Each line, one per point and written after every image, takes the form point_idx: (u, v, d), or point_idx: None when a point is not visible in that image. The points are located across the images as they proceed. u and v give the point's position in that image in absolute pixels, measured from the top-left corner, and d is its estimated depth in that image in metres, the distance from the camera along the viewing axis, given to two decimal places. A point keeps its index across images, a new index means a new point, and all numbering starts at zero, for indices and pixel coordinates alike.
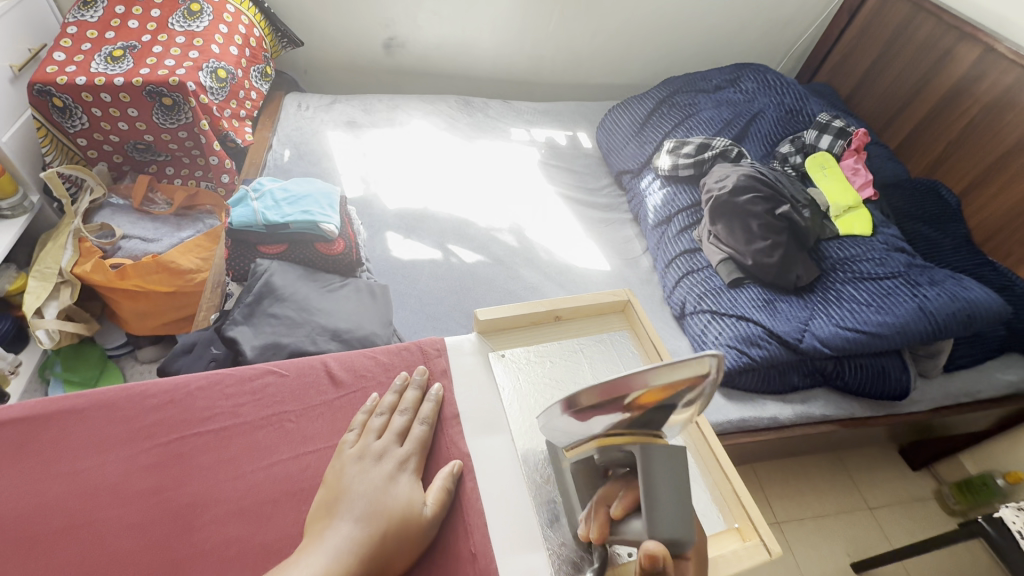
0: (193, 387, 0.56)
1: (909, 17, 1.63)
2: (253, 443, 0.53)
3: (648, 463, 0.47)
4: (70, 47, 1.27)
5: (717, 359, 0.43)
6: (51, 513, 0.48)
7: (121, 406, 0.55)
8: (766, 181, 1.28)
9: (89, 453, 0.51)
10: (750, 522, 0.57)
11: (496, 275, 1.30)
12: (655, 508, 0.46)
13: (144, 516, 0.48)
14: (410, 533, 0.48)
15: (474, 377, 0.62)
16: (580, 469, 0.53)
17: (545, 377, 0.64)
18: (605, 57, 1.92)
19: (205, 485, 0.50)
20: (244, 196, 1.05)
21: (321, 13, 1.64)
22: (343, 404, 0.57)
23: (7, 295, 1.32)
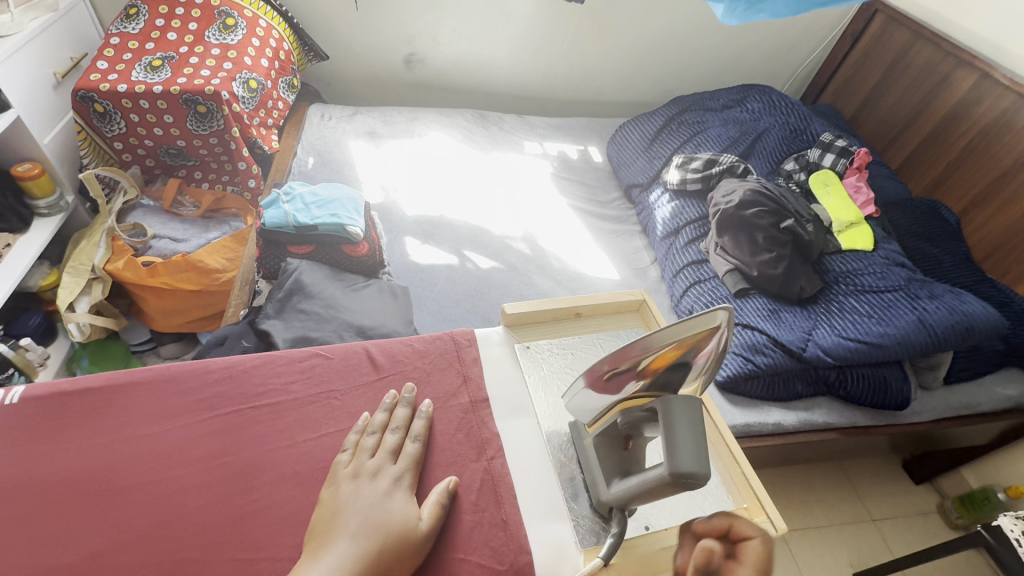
0: (246, 366, 0.61)
1: (908, 44, 1.69)
2: (304, 416, 0.58)
3: (665, 410, 0.49)
4: (113, 56, 1.34)
5: (725, 310, 0.47)
6: (122, 470, 0.52)
7: (182, 379, 0.59)
8: (771, 195, 1.33)
9: (155, 420, 0.56)
10: (757, 502, 0.59)
11: (510, 281, 1.35)
12: (671, 445, 0.48)
13: (207, 477, 0.53)
14: (405, 551, 0.48)
15: (502, 365, 0.66)
16: (602, 441, 0.56)
17: (568, 367, 0.67)
18: (616, 76, 1.99)
19: (261, 451, 0.55)
20: (276, 199, 1.10)
21: (347, 29, 1.72)
22: (385, 385, 0.61)
23: (40, 290, 1.38)
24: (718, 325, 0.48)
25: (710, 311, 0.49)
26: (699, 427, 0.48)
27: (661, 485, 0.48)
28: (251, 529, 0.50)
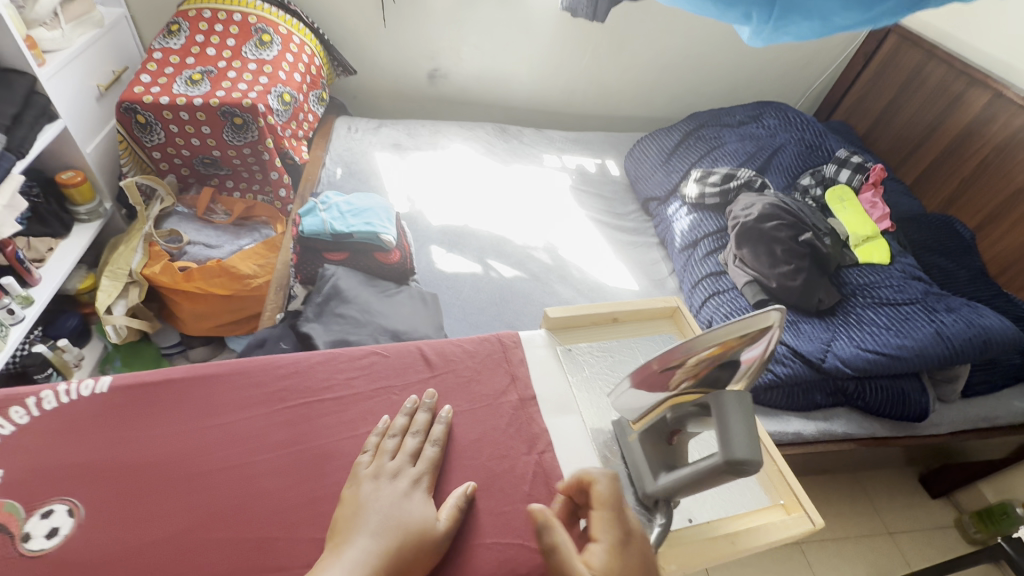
0: (310, 362, 0.64)
1: (920, 63, 1.74)
2: (367, 410, 0.61)
3: (718, 403, 0.51)
4: (155, 70, 1.40)
5: (780, 313, 0.49)
6: (207, 453, 0.56)
7: (252, 373, 0.62)
8: (789, 209, 1.37)
9: (231, 409, 0.59)
10: (795, 498, 0.59)
11: (532, 290, 1.38)
12: (726, 433, 0.50)
13: (282, 464, 0.56)
14: (424, 549, 0.48)
15: (548, 367, 0.68)
16: (647, 439, 0.58)
17: (606, 367, 0.70)
18: (633, 92, 2.04)
19: (329, 441, 0.58)
20: (314, 207, 1.14)
21: (374, 46, 1.79)
22: (437, 381, 0.64)
23: (77, 293, 1.43)
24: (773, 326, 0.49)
25: (764, 311, 0.50)
26: (751, 419, 0.50)
27: (715, 472, 0.50)
28: (327, 511, 0.53)
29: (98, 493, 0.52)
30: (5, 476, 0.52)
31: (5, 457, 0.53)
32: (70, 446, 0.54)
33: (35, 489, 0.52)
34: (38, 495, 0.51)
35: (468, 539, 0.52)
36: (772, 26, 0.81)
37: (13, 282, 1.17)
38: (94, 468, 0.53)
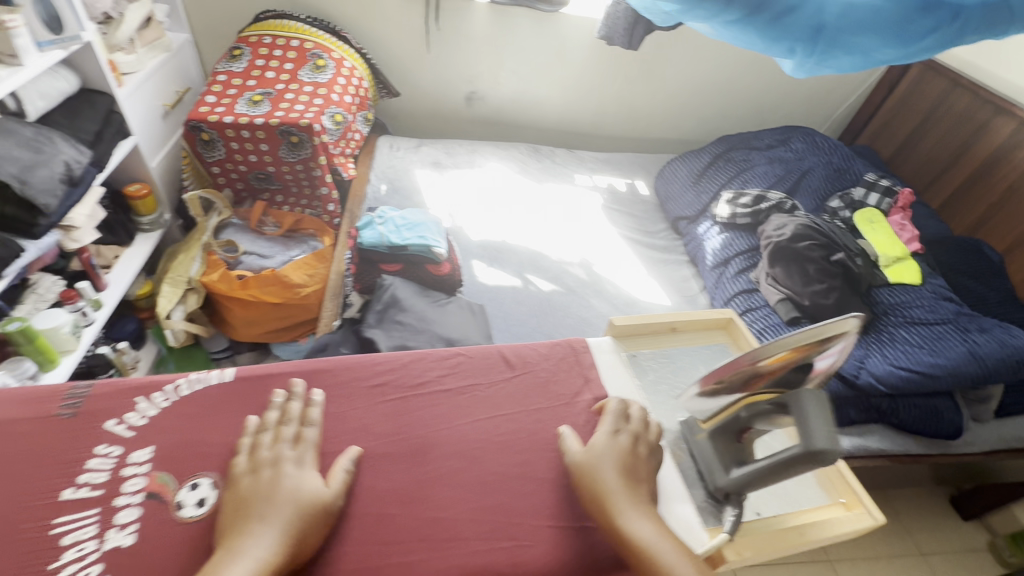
0: (406, 360, 0.62)
1: (946, 92, 1.79)
2: (459, 402, 0.59)
3: (797, 402, 0.53)
4: (219, 92, 1.50)
5: (858, 319, 0.52)
6: (326, 440, 0.54)
7: (352, 368, 0.61)
8: (821, 230, 1.41)
9: (346, 398, 0.58)
10: (856, 496, 0.61)
11: (570, 303, 1.43)
12: (805, 425, 0.52)
13: (388, 450, 0.54)
14: (316, 528, 0.46)
15: (619, 372, 0.68)
16: (718, 436, 0.60)
17: (670, 374, 0.71)
18: (660, 117, 2.12)
19: (429, 429, 0.56)
20: (371, 221, 1.22)
21: (417, 70, 1.88)
22: (521, 381, 0.63)
23: (135, 299, 1.50)
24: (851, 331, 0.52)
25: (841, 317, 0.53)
26: (829, 412, 0.52)
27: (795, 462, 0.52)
28: (435, 494, 0.51)
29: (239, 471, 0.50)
30: (155, 452, 0.51)
31: (153, 435, 0.52)
32: (208, 426, 0.53)
33: (181, 463, 0.50)
34: (184, 469, 0.50)
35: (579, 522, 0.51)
36: (814, 59, 0.88)
37: (86, 286, 1.24)
38: (235, 448, 0.52)
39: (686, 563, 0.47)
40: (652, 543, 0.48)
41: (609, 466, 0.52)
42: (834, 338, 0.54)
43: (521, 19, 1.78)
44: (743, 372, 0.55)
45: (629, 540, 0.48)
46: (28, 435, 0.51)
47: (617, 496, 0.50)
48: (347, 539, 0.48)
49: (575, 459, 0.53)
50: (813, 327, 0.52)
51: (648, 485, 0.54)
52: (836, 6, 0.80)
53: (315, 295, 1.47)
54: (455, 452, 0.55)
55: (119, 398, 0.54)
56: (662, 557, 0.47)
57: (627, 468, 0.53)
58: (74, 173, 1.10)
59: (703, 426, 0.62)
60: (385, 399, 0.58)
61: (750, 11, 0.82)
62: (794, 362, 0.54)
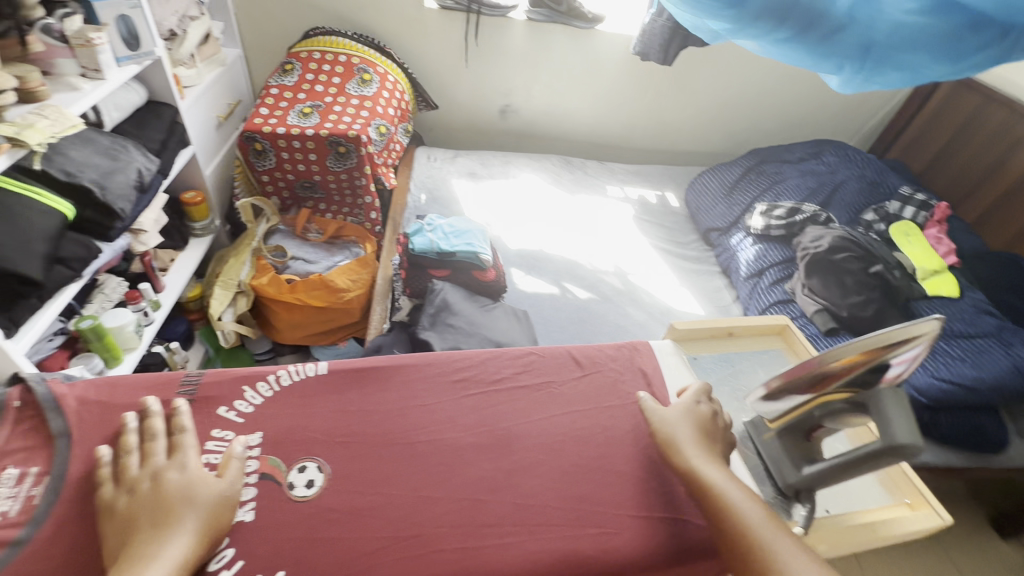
0: (484, 357, 0.67)
1: (980, 107, 1.80)
2: (536, 399, 0.63)
3: (877, 402, 0.55)
4: (272, 104, 1.56)
5: (938, 321, 0.53)
6: (417, 430, 0.57)
7: (433, 364, 0.65)
8: (859, 242, 1.43)
9: (432, 392, 0.61)
10: (921, 497, 0.64)
11: (607, 311, 1.46)
12: (887, 424, 0.54)
13: (475, 441, 0.58)
14: (220, 516, 0.47)
15: (682, 373, 0.72)
16: (787, 435, 0.63)
17: (730, 376, 0.75)
18: (689, 130, 2.16)
19: (511, 423, 0.60)
20: (421, 229, 1.27)
21: (454, 84, 1.95)
22: (591, 379, 0.67)
23: (185, 301, 1.56)
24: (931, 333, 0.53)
25: (921, 320, 0.54)
26: (908, 413, 0.55)
27: (875, 456, 0.55)
28: (523, 483, 0.55)
29: (340, 456, 0.54)
30: (263, 438, 0.55)
31: (260, 423, 0.56)
32: (309, 414, 0.57)
33: (288, 448, 0.54)
34: (291, 453, 0.54)
35: (657, 513, 0.55)
36: (862, 76, 0.91)
37: (147, 287, 1.30)
38: (336, 435, 0.56)
39: (756, 509, 0.51)
40: (725, 491, 0.53)
41: (686, 428, 0.59)
42: (906, 341, 0.54)
43: (557, 36, 1.84)
44: (806, 376, 0.56)
45: (705, 486, 0.53)
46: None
47: (694, 453, 0.56)
48: (445, 522, 0.51)
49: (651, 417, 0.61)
50: (883, 332, 0.53)
51: (723, 454, 0.59)
52: (885, 24, 0.84)
53: (358, 299, 1.54)
54: (536, 445, 0.59)
55: (226, 387, 0.59)
56: (733, 503, 0.52)
57: (703, 432, 0.59)
58: (144, 180, 1.16)
59: (770, 426, 0.65)
60: (468, 393, 0.62)
61: (802, 29, 0.86)
62: (861, 367, 0.55)
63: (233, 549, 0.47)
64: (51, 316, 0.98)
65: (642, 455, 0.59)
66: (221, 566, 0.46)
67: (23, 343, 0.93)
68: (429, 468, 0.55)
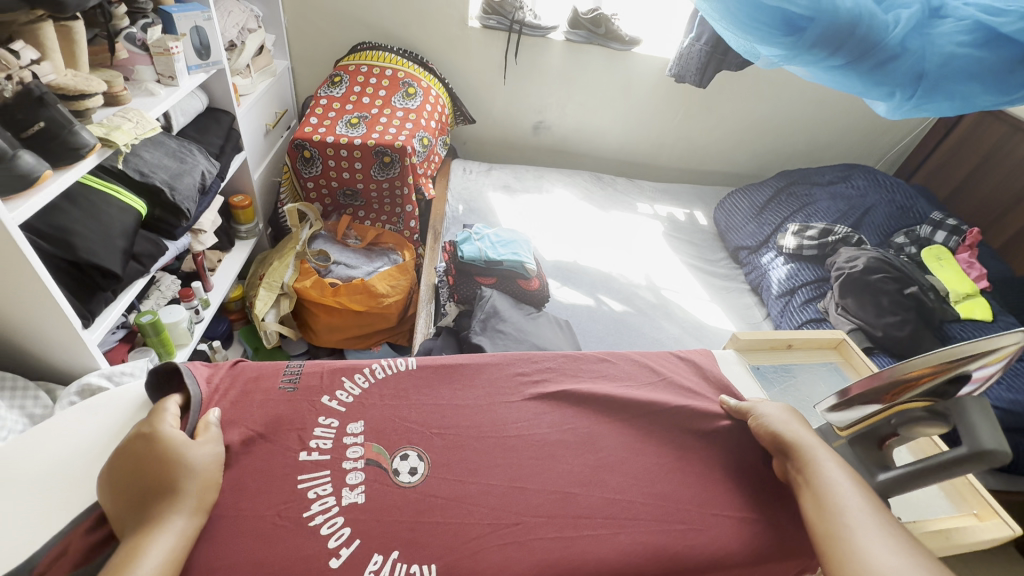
0: (560, 361, 0.75)
1: (1007, 136, 1.83)
2: (612, 401, 0.70)
3: (960, 410, 0.58)
4: (321, 114, 1.61)
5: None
6: (508, 426, 0.65)
7: (516, 366, 0.73)
8: (894, 264, 1.46)
9: (519, 391, 0.70)
10: (988, 508, 0.69)
11: (642, 324, 1.48)
12: (973, 431, 0.56)
13: (561, 438, 0.65)
14: (206, 475, 0.54)
15: (749, 381, 0.79)
16: (858, 441, 0.67)
17: (791, 387, 0.82)
18: (718, 150, 2.20)
19: (592, 421, 0.67)
20: (469, 237, 1.31)
21: (491, 100, 2.01)
22: (659, 385, 0.73)
23: (227, 301, 1.59)
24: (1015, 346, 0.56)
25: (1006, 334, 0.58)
26: (995, 422, 0.57)
27: (958, 462, 0.57)
28: (608, 477, 0.61)
29: (437, 447, 0.62)
30: (365, 427, 0.63)
31: (361, 412, 0.64)
32: (407, 406, 0.66)
33: (389, 439, 0.62)
34: (393, 443, 0.61)
35: (728, 512, 0.61)
36: (912, 104, 0.93)
37: (199, 285, 1.33)
38: (432, 427, 0.63)
39: (855, 489, 0.56)
40: (828, 471, 0.58)
41: (792, 419, 0.65)
42: (976, 355, 0.58)
43: (593, 56, 1.90)
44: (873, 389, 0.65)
45: (809, 465, 0.59)
46: (264, 401, 0.64)
47: (808, 439, 0.62)
48: (542, 512, 0.57)
49: (753, 412, 0.67)
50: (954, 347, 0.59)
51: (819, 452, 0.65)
52: (937, 56, 0.88)
53: (396, 305, 1.59)
54: (617, 444, 0.65)
55: (329, 378, 0.68)
56: (831, 482, 0.57)
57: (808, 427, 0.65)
58: (206, 183, 1.21)
59: (841, 434, 0.70)
60: (546, 392, 0.70)
61: (856, 58, 0.90)
62: (936, 379, 0.60)
63: (349, 528, 0.54)
64: (122, 308, 1.03)
65: (707, 457, 0.66)
66: (340, 544, 0.52)
67: (97, 334, 0.97)
68: (518, 462, 0.62)
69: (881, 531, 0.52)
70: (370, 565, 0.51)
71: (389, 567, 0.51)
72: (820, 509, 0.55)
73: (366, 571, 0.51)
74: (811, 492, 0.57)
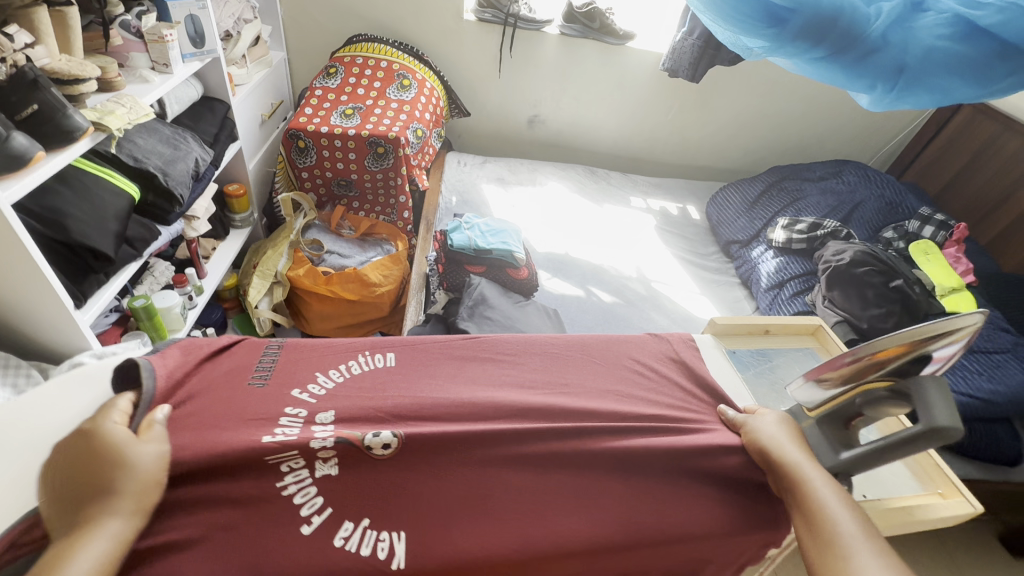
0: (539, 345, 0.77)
1: (997, 134, 1.84)
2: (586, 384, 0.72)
3: (919, 389, 0.61)
4: (316, 105, 1.63)
5: (981, 313, 0.58)
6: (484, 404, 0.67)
7: None
8: (880, 257, 1.47)
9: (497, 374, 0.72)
10: (952, 487, 0.73)
11: (631, 314, 1.50)
12: (928, 408, 0.59)
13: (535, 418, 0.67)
14: (149, 474, 0.55)
15: (723, 363, 0.86)
16: (826, 422, 0.69)
17: (768, 369, 0.88)
18: (711, 145, 2.22)
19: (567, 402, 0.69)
20: (459, 226, 1.33)
21: (486, 93, 2.02)
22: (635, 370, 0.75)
23: (222, 289, 1.61)
24: (974, 324, 0.59)
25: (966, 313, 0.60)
26: (950, 401, 0.59)
27: (913, 438, 0.59)
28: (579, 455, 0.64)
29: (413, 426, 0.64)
30: (333, 417, 0.68)
31: (331, 403, 0.70)
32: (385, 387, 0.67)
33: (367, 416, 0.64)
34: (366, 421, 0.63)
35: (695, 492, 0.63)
36: (894, 95, 0.95)
37: (193, 272, 1.35)
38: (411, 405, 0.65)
39: (844, 508, 0.58)
40: (817, 488, 0.61)
41: (784, 432, 0.68)
42: (939, 334, 0.60)
43: (588, 51, 1.91)
44: (844, 371, 0.66)
45: (800, 480, 0.62)
46: (232, 395, 0.68)
47: (797, 457, 0.64)
48: None
49: (748, 427, 0.71)
50: (918, 325, 0.61)
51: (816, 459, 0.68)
52: (919, 49, 0.89)
53: (388, 294, 1.61)
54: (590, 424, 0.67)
55: (300, 376, 0.74)
56: (822, 500, 0.59)
57: (801, 439, 0.68)
58: (200, 170, 1.22)
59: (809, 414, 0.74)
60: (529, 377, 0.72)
61: (839, 49, 0.91)
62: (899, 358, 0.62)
63: (321, 498, 0.60)
64: (115, 291, 1.05)
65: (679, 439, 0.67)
66: (312, 512, 0.59)
67: (89, 315, 0.99)
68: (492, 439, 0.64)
69: (870, 549, 0.54)
70: (341, 531, 0.58)
71: (359, 532, 0.58)
72: (811, 527, 0.58)
73: (337, 537, 0.58)
74: (801, 510, 0.60)
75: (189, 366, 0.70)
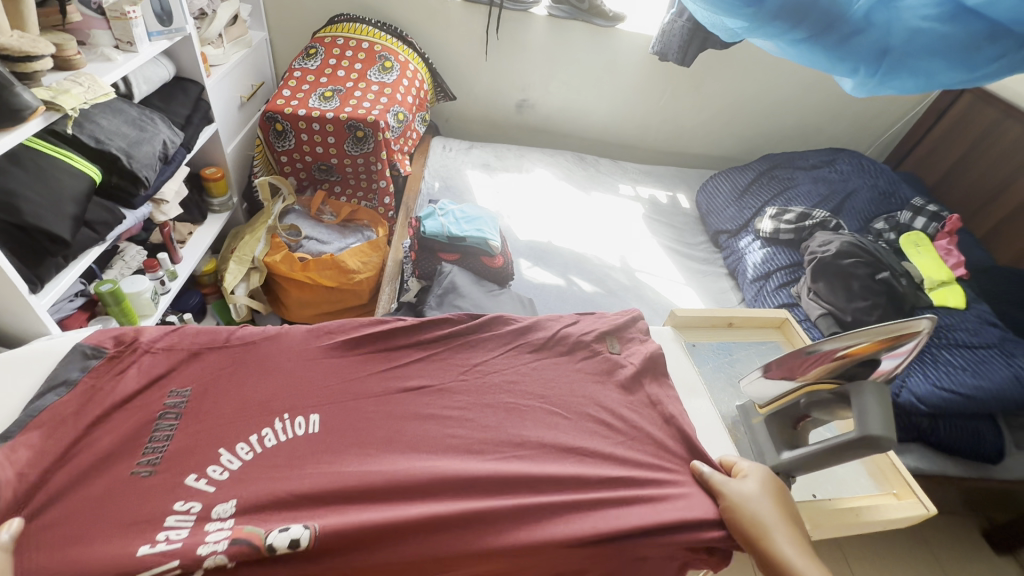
0: None
1: (996, 122, 1.79)
2: None
3: (858, 393, 0.71)
4: (294, 86, 1.59)
5: (928, 319, 0.68)
6: None
7: None
8: (868, 249, 1.44)
9: None
10: (906, 487, 0.79)
11: (611, 304, 1.47)
12: (866, 417, 0.69)
13: None
14: None
15: (680, 357, 0.92)
16: (774, 421, 0.80)
17: (726, 366, 0.95)
18: (705, 131, 2.16)
19: None
20: (433, 213, 1.30)
21: (473, 75, 1.97)
22: None
23: (200, 275, 1.59)
24: (920, 329, 0.68)
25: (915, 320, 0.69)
26: (886, 409, 0.69)
27: (848, 447, 0.69)
28: None
29: None
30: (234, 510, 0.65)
31: (231, 492, 0.66)
32: None
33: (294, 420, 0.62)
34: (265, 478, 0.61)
35: None
36: (877, 80, 0.91)
37: (165, 257, 1.34)
38: None
39: None
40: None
41: (767, 507, 0.68)
42: (889, 338, 0.70)
43: (578, 33, 1.86)
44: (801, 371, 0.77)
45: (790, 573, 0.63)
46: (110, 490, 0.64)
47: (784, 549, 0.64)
48: None
49: (728, 499, 0.69)
50: (876, 326, 0.71)
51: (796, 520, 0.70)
52: (903, 31, 0.84)
53: (368, 282, 1.59)
54: None
55: (198, 457, 0.69)
56: None
57: (783, 510, 0.69)
58: (168, 152, 1.20)
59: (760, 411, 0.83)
60: None
61: (819, 31, 0.87)
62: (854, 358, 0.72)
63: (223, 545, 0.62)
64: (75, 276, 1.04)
65: None
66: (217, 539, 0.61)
67: (47, 300, 0.98)
68: None
69: None
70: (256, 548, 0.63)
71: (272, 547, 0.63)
72: None
73: None
74: None
75: (47, 460, 0.64)
